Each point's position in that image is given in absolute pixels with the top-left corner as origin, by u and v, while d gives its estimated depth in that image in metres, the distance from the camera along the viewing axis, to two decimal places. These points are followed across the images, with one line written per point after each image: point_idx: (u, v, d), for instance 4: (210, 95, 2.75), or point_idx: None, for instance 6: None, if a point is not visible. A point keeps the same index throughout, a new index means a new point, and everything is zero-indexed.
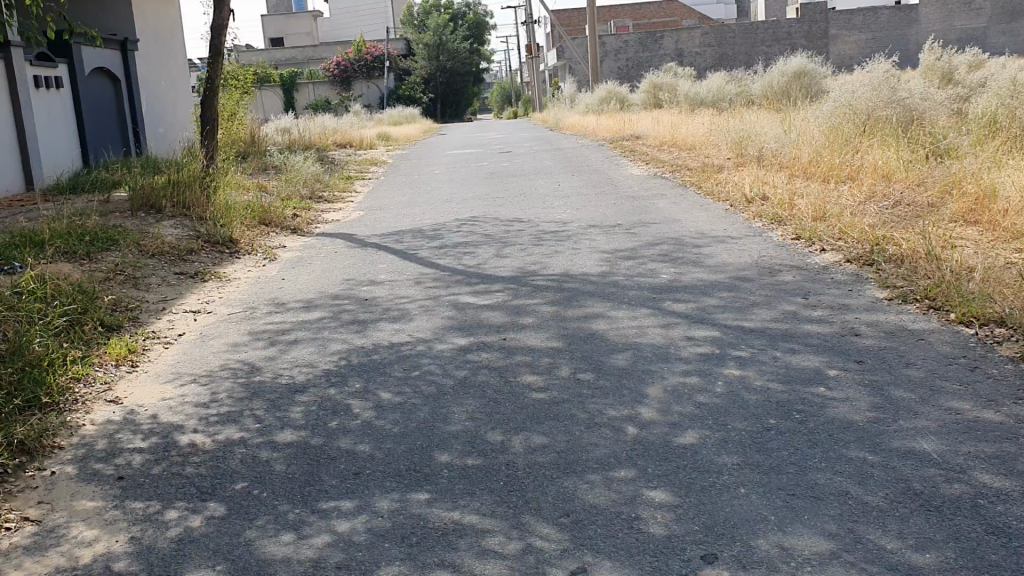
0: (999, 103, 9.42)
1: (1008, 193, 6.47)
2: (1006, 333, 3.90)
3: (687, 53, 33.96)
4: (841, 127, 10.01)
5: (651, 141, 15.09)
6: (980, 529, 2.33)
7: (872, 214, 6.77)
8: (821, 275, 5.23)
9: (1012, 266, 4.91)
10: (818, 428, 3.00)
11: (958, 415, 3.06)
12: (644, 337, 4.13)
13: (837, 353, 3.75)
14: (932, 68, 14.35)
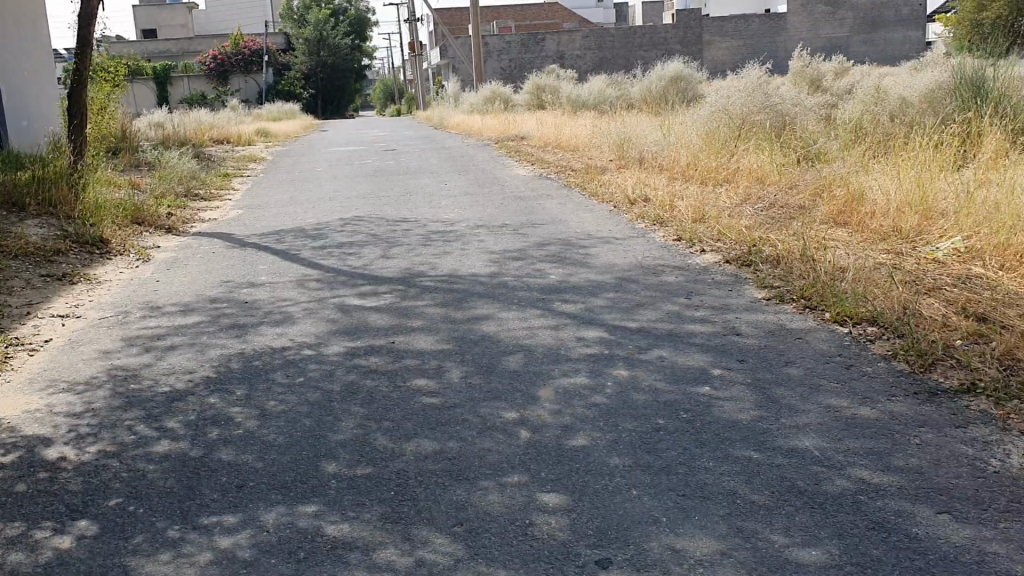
0: (864, 110, 9.86)
1: (874, 196, 6.77)
2: (878, 332, 4.06)
3: (568, 56, 34.36)
4: (717, 131, 10.29)
5: (536, 142, 15.20)
6: (861, 525, 2.39)
7: (750, 216, 6.97)
8: (703, 276, 5.33)
9: (881, 267, 5.13)
10: (706, 428, 3.04)
11: (836, 412, 3.16)
12: (534, 339, 4.12)
13: (721, 352, 3.82)
14: (801, 76, 14.95)
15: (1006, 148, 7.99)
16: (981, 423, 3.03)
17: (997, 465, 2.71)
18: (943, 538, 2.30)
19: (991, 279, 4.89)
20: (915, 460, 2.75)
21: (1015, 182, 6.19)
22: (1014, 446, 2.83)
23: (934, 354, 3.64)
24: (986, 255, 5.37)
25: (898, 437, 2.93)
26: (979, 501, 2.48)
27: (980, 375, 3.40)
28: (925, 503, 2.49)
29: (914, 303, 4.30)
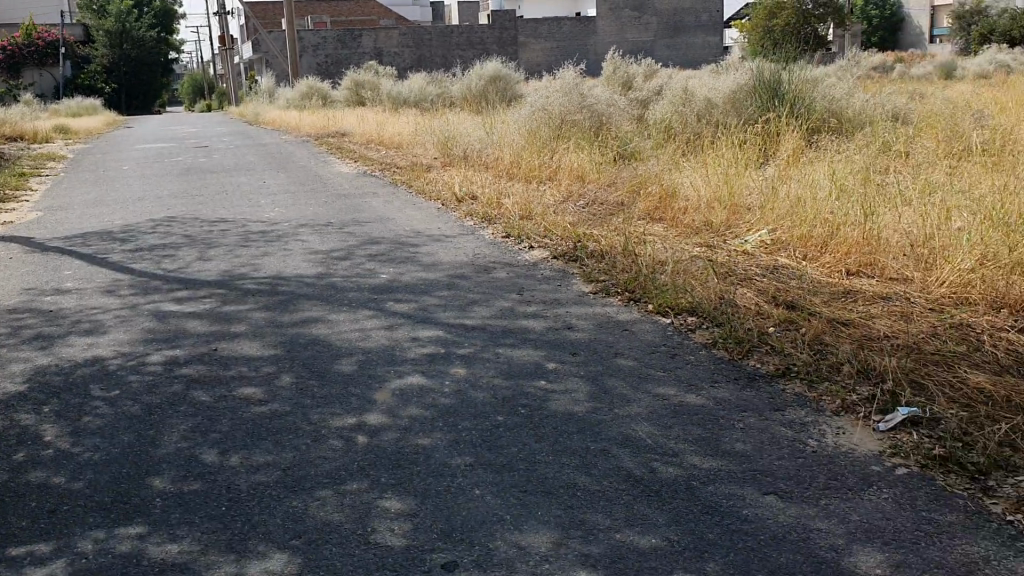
0: (674, 109, 10.30)
1: (687, 192, 7.06)
2: (698, 321, 4.22)
3: (386, 53, 34.03)
4: (538, 131, 10.47)
5: (356, 139, 14.98)
6: (697, 510, 2.45)
7: (572, 212, 7.11)
8: (532, 271, 5.39)
9: (697, 259, 5.35)
10: (543, 422, 3.06)
11: (665, 400, 3.25)
12: (366, 340, 4.03)
13: (553, 346, 3.87)
14: (613, 77, 15.52)
15: (802, 147, 8.54)
16: (797, 405, 3.19)
17: (814, 445, 2.86)
18: (772, 517, 2.39)
19: (796, 269, 5.20)
20: (741, 444, 2.86)
21: (812, 178, 6.62)
22: (828, 426, 3.00)
23: (750, 341, 3.83)
24: (790, 247, 5.71)
25: (724, 422, 3.05)
26: (801, 480, 2.61)
27: (793, 359, 3.59)
28: (753, 485, 2.59)
29: (729, 294, 4.50)
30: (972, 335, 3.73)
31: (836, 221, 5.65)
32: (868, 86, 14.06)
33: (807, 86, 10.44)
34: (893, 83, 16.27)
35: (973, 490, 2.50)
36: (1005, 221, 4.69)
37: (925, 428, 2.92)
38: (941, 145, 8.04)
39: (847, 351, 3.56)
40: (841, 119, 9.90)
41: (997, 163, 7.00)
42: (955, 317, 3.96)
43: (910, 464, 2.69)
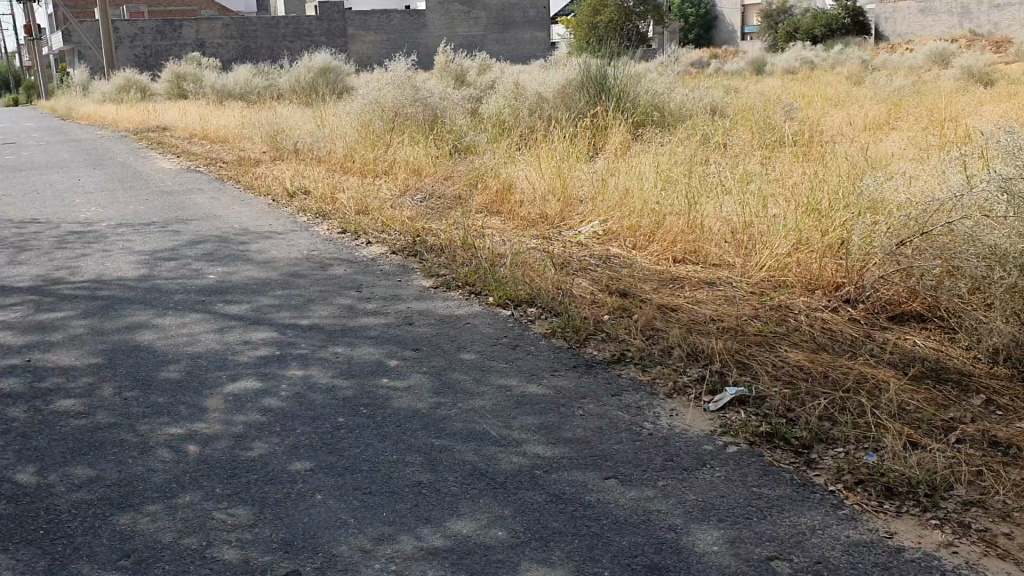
0: (507, 103, 10.40)
1: (521, 186, 7.13)
2: (537, 312, 4.26)
3: (208, 44, 32.74)
4: (371, 125, 10.34)
5: (179, 132, 14.35)
6: (541, 499, 2.46)
7: (409, 207, 7.05)
8: (370, 267, 5.30)
9: (535, 251, 5.41)
10: (385, 420, 3.00)
11: (507, 391, 3.26)
12: (195, 345, 3.85)
13: (394, 343, 3.81)
14: (445, 70, 15.53)
15: (629, 141, 8.81)
16: (633, 390, 3.27)
17: (651, 428, 2.94)
18: (615, 501, 2.44)
19: (627, 258, 5.34)
20: (582, 431, 2.90)
21: (640, 171, 6.83)
22: (663, 409, 3.09)
23: (587, 329, 3.90)
24: (620, 237, 5.85)
25: (565, 411, 3.08)
26: (640, 463, 2.67)
27: (627, 346, 3.68)
28: (595, 471, 2.63)
29: (566, 284, 4.57)
30: (790, 316, 3.94)
31: (663, 211, 5.84)
32: (687, 82, 14.66)
33: (632, 81, 10.77)
34: (710, 78, 17.00)
35: (797, 464, 2.63)
36: (815, 208, 4.98)
37: (752, 406, 3.05)
38: (756, 136, 8.47)
39: (678, 336, 3.68)
40: (664, 112, 10.27)
41: (806, 153, 7.44)
42: (775, 299, 4.17)
43: (740, 441, 2.81)
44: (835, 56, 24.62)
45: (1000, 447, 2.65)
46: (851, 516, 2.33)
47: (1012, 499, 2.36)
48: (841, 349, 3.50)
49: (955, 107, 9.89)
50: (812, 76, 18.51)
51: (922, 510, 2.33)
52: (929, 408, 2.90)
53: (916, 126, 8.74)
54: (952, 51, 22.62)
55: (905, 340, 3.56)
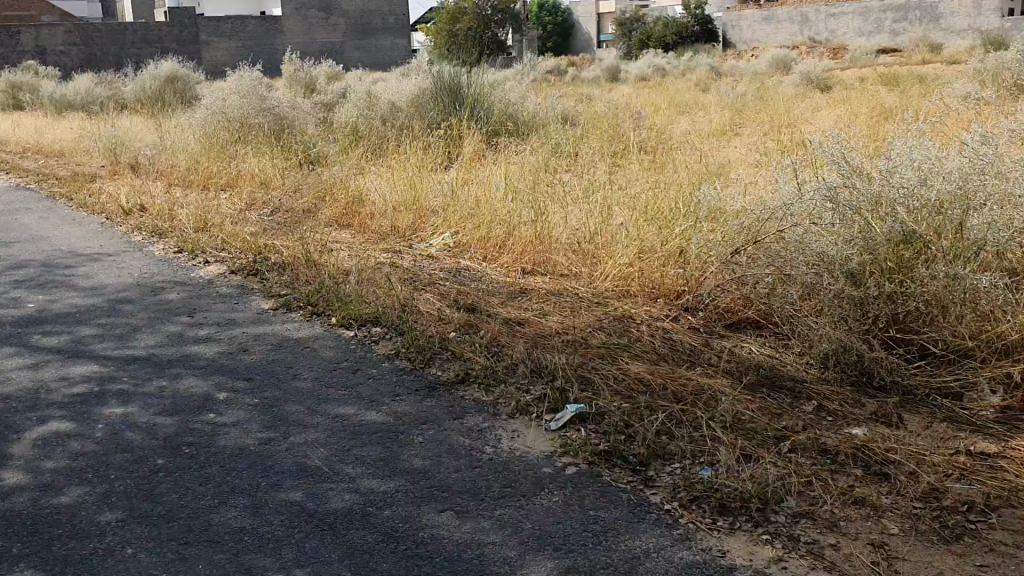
0: (359, 113, 10.18)
1: (371, 198, 6.94)
2: (381, 332, 4.06)
3: (49, 51, 29.10)
4: (216, 136, 9.92)
5: (10, 146, 13.39)
6: (371, 539, 2.34)
7: (253, 223, 6.75)
8: (206, 289, 5.04)
9: (382, 265, 5.24)
10: (208, 461, 2.81)
11: (343, 420, 3.10)
12: (5, 385, 3.53)
13: (224, 373, 3.59)
14: (295, 77, 15.12)
15: (483, 150, 8.75)
16: (475, 411, 3.17)
17: (491, 452, 2.84)
18: (448, 536, 2.34)
19: (477, 271, 5.25)
20: (419, 460, 2.78)
21: (491, 182, 6.77)
22: (503, 431, 3.00)
23: (431, 348, 3.76)
24: (470, 249, 5.76)
25: (403, 438, 2.94)
26: (477, 492, 2.58)
27: (472, 364, 3.57)
28: (429, 503, 2.51)
29: (411, 300, 4.43)
30: (632, 327, 3.93)
31: (511, 222, 5.79)
32: (542, 90, 14.77)
33: (484, 90, 10.74)
34: (564, 86, 17.15)
35: (635, 483, 2.59)
36: (657, 218, 5.03)
37: (593, 423, 3.00)
38: (606, 145, 8.57)
39: (521, 351, 3.60)
40: (518, 121, 10.27)
41: (652, 161, 7.57)
42: (618, 310, 4.17)
43: (579, 462, 2.75)
44: (685, 62, 25.35)
45: (829, 454, 2.69)
46: (686, 536, 2.30)
47: (839, 509, 2.38)
48: (681, 359, 3.52)
49: (795, 113, 10.29)
50: (663, 83, 18.95)
51: (754, 526, 2.33)
52: (763, 418, 2.92)
53: (758, 132, 9.06)
54: (792, 58, 23.65)
55: (742, 348, 3.60)
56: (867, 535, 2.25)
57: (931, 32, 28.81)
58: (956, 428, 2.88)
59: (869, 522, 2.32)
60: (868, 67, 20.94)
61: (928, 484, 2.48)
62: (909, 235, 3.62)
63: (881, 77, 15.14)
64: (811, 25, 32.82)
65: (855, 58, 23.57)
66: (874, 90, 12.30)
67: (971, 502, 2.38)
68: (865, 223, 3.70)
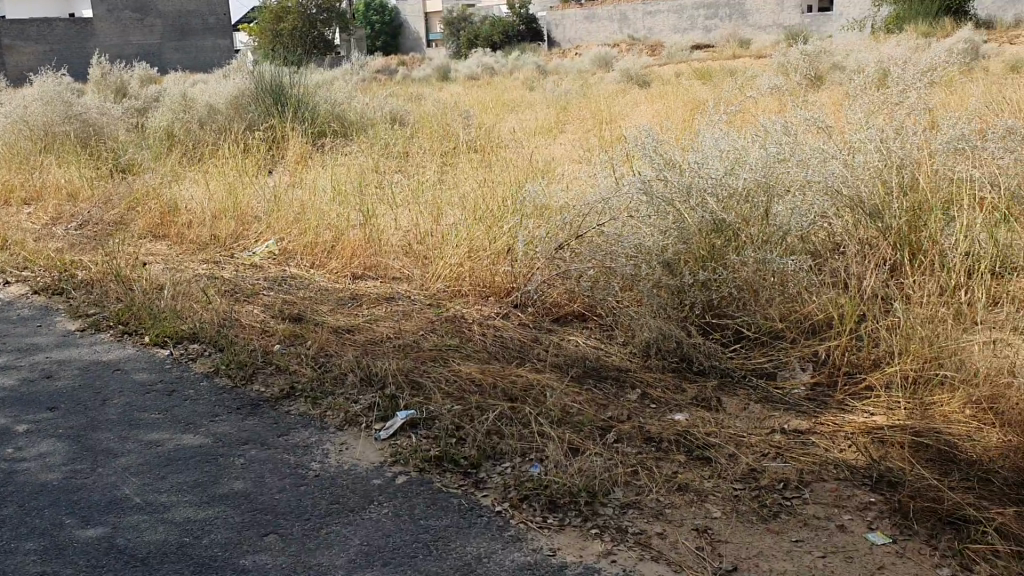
0: (175, 117, 9.70)
1: (188, 206, 6.61)
2: (200, 349, 3.85)
3: None
4: (15, 145, 9.20)
5: None
6: (188, 573, 2.20)
7: (59, 239, 6.29)
8: (5, 313, 4.65)
9: (202, 278, 4.99)
10: (5, 501, 2.58)
11: (156, 446, 2.92)
12: None
13: (24, 404, 3.32)
14: (105, 80, 14.26)
15: (309, 151, 8.51)
16: (301, 427, 3.04)
17: (316, 468, 2.73)
18: (271, 562, 2.23)
19: (303, 278, 5.07)
20: (240, 483, 2.64)
21: (315, 186, 6.58)
22: (330, 444, 2.89)
23: (254, 363, 3.59)
24: (297, 256, 5.55)
25: (223, 461, 2.80)
26: (303, 511, 2.47)
27: (297, 378, 3.43)
28: (250, 528, 2.39)
29: (232, 313, 4.22)
30: (463, 326, 3.88)
31: (338, 227, 5.63)
32: (369, 91, 14.51)
33: (308, 91, 10.47)
34: (393, 86, 16.90)
35: (466, 487, 2.55)
36: (485, 217, 5.01)
37: (423, 428, 2.93)
38: (435, 144, 8.51)
39: (348, 359, 3.49)
40: (344, 121, 10.06)
41: (480, 159, 7.57)
42: (449, 310, 4.11)
43: (409, 470, 2.68)
44: (512, 61, 25.60)
45: (654, 442, 2.74)
46: (517, 537, 2.28)
47: (664, 496, 2.42)
48: (510, 356, 3.49)
49: (617, 109, 10.56)
50: (491, 82, 18.99)
51: (582, 521, 2.33)
52: (590, 410, 2.94)
53: (583, 128, 9.24)
54: (613, 54, 24.28)
55: (570, 342, 3.62)
56: (691, 521, 2.30)
57: (740, 28, 30.23)
58: (771, 408, 3.00)
59: (693, 507, 2.37)
60: (684, 62, 21.75)
61: (747, 465, 2.56)
62: (719, 224, 3.76)
63: (696, 72, 15.71)
64: (629, 23, 33.79)
65: (672, 54, 24.44)
66: (690, 85, 12.73)
67: (786, 480, 2.47)
68: (679, 214, 3.81)
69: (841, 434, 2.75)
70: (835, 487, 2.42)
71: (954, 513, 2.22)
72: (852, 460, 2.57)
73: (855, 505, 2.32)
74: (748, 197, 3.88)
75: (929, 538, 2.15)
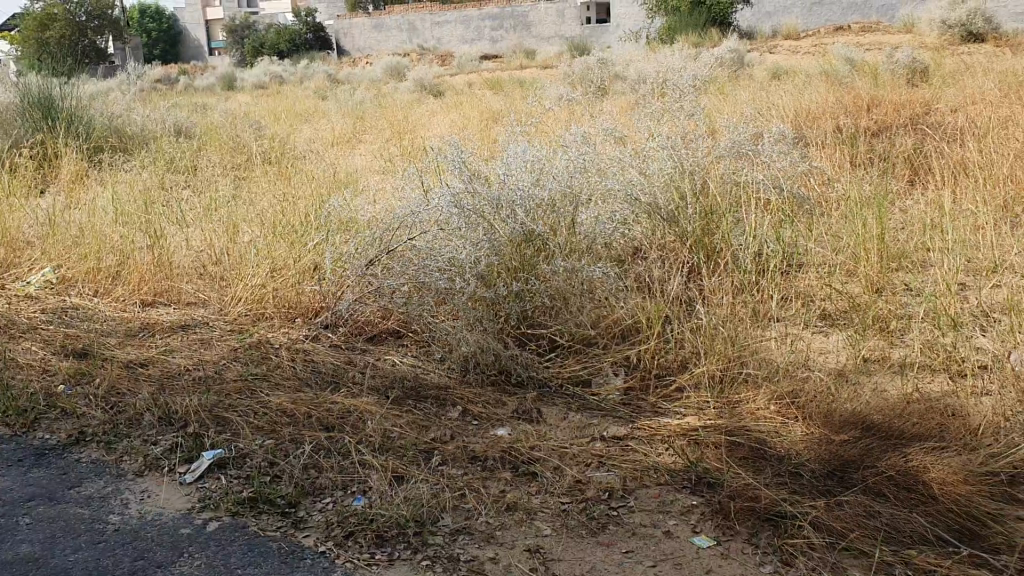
0: None
1: None
2: None
3: None
4: None
5: None
6: None
7: None
8: None
9: None
10: None
11: None
12: None
13: None
14: None
15: (85, 168, 7.89)
16: (94, 476, 2.77)
17: (117, 521, 2.50)
18: None
19: (87, 308, 4.66)
20: (26, 547, 2.37)
21: (95, 206, 6.10)
22: (131, 493, 2.65)
23: (36, 409, 3.24)
24: (77, 284, 5.10)
25: (5, 523, 2.50)
26: (104, 572, 2.24)
27: (87, 422, 3.13)
28: None
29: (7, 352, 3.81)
30: (271, 352, 3.68)
31: (123, 250, 5.23)
32: (149, 101, 13.68)
33: (81, 103, 9.74)
34: (173, 97, 16.00)
35: (286, 528, 2.40)
36: (285, 234, 4.80)
37: (234, 468, 2.74)
38: (226, 158, 8.12)
39: (144, 397, 3.22)
40: (123, 135, 9.43)
41: (275, 172, 7.29)
42: (253, 335, 3.88)
43: (221, 515, 2.49)
44: (301, 70, 24.95)
45: (478, 461, 2.69)
46: None
47: (494, 518, 2.38)
48: (323, 381, 3.35)
49: (411, 119, 10.51)
50: (279, 92, 18.40)
51: (413, 552, 2.25)
52: (411, 433, 2.86)
53: (379, 139, 9.12)
54: (404, 64, 24.21)
55: (385, 361, 3.51)
56: (523, 541, 2.27)
57: (525, 39, 31.00)
58: (590, 416, 3.02)
59: (524, 526, 2.34)
60: (474, 73, 22.01)
61: (573, 477, 2.56)
62: (529, 235, 3.77)
63: (486, 82, 15.91)
64: (418, 32, 33.87)
65: (461, 64, 24.69)
66: (482, 95, 12.87)
67: (611, 489, 2.49)
68: (489, 225, 3.79)
69: (659, 438, 2.80)
70: (658, 493, 2.46)
71: (770, 510, 2.31)
72: (671, 463, 2.62)
73: (678, 510, 2.36)
74: (554, 208, 3.95)
75: (750, 537, 2.23)
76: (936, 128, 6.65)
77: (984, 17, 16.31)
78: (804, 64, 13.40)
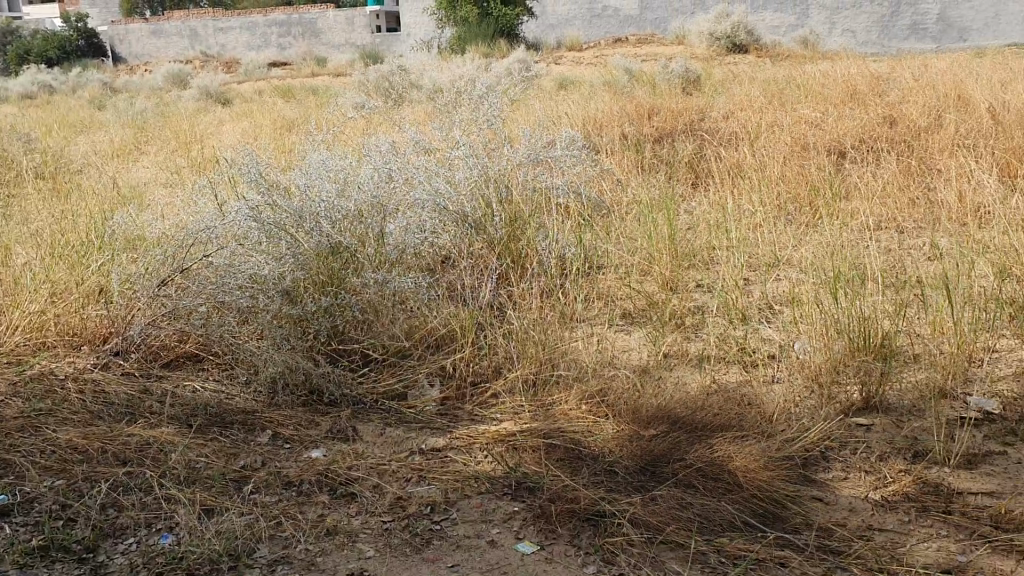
0: None
1: None
2: None
3: None
4: None
5: None
6: None
7: None
8: None
9: None
10: None
11: None
12: None
13: None
14: None
15: None
16: None
17: None
18: None
19: None
20: None
21: None
22: None
23: None
24: None
25: None
26: None
27: None
28: None
29: None
30: (55, 383, 3.38)
31: None
32: None
33: None
34: None
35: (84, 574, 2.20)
36: (66, 254, 4.44)
37: (20, 514, 2.47)
38: None
39: None
40: None
41: (49, 187, 6.75)
42: (33, 365, 3.55)
43: (6, 566, 2.23)
44: (73, 79, 23.37)
45: (293, 485, 2.59)
46: None
47: (314, 543, 2.30)
48: (117, 413, 3.11)
49: (197, 128, 10.05)
50: (47, 102, 17.10)
51: None
52: (218, 462, 2.71)
53: (164, 150, 8.66)
54: (187, 72, 23.16)
55: (185, 388, 3.31)
56: (346, 565, 2.19)
57: (314, 46, 30.45)
58: (406, 430, 2.98)
59: (346, 550, 2.27)
60: (263, 80, 21.39)
61: (393, 494, 2.52)
62: (335, 247, 3.68)
63: (276, 90, 15.46)
64: (200, 39, 32.56)
65: (248, 71, 23.93)
66: (272, 103, 12.53)
67: (432, 503, 2.46)
68: (292, 239, 3.67)
69: (476, 446, 2.80)
70: (479, 503, 2.46)
71: (590, 510, 2.35)
72: (490, 471, 2.63)
73: (501, 518, 2.37)
74: (361, 219, 3.90)
75: (572, 539, 2.26)
76: (712, 133, 7.06)
77: (746, 30, 17.51)
78: (588, 75, 13.91)
